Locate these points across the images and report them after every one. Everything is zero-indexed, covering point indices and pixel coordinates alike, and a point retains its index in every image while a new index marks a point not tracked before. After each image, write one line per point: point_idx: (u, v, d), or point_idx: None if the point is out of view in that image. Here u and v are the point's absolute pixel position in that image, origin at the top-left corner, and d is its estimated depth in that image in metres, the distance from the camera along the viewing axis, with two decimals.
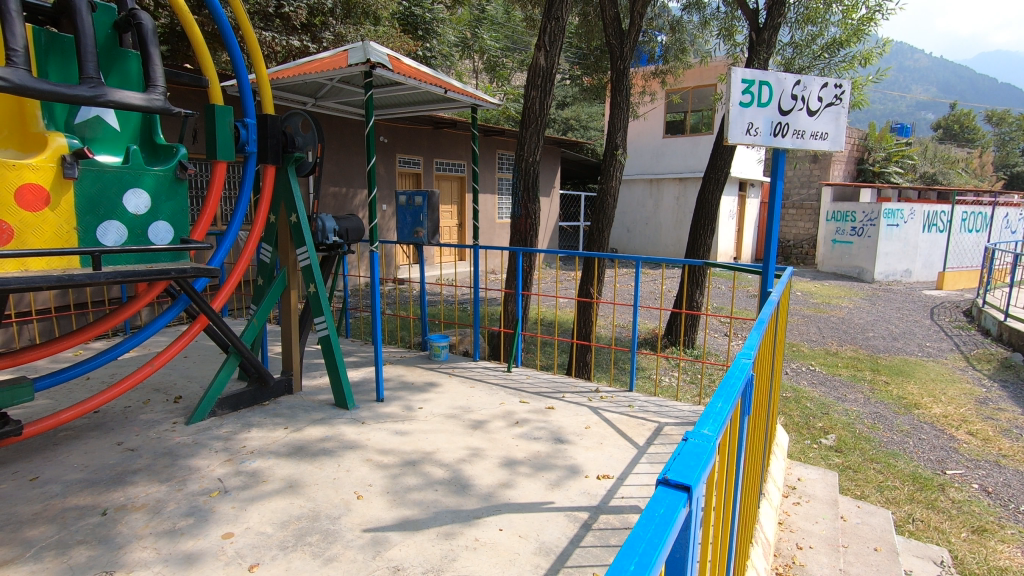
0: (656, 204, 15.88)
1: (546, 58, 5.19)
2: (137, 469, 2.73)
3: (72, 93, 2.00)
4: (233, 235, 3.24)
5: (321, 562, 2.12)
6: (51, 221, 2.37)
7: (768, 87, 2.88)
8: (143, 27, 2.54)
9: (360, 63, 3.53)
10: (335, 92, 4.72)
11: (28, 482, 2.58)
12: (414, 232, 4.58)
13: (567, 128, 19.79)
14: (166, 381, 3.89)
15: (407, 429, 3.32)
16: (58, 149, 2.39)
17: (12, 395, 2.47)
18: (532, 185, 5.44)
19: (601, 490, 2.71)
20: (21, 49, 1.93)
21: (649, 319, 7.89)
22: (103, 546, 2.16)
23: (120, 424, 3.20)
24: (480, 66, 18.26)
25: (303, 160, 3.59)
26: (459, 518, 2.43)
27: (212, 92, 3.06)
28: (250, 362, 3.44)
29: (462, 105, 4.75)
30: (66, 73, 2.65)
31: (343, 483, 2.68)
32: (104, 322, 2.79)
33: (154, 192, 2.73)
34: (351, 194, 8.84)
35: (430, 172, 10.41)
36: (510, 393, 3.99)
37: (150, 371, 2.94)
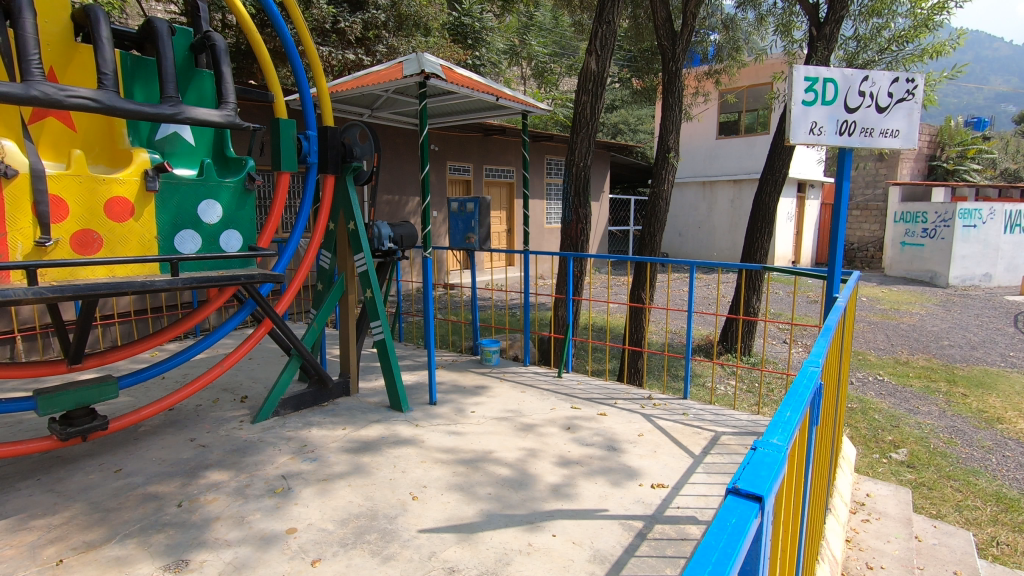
0: (709, 207, 15.48)
1: (597, 62, 5.17)
2: (209, 464, 2.88)
3: (154, 111, 2.20)
4: (295, 243, 3.38)
5: (380, 560, 2.17)
6: (136, 231, 2.55)
7: (833, 84, 2.77)
8: (217, 47, 2.72)
9: (414, 74, 3.63)
10: (390, 103, 4.87)
11: (113, 473, 2.78)
12: (466, 238, 4.64)
13: (616, 131, 19.66)
14: (234, 382, 4.10)
15: (461, 431, 3.36)
16: (141, 164, 2.57)
17: (99, 392, 2.67)
18: (583, 190, 5.41)
19: (656, 499, 2.66)
20: (111, 72, 2.17)
21: (704, 326, 7.68)
22: (180, 536, 2.29)
23: (193, 422, 3.39)
24: (529, 72, 18.38)
25: (361, 169, 3.71)
26: (513, 522, 2.44)
27: (277, 106, 3.22)
28: (311, 364, 3.58)
29: (513, 112, 4.80)
30: (148, 93, 2.84)
31: (399, 483, 2.74)
32: (179, 325, 2.97)
33: (227, 203, 2.89)
34: (403, 201, 9.06)
35: (480, 179, 10.53)
36: (561, 398, 3.97)
37: (220, 372, 3.10)
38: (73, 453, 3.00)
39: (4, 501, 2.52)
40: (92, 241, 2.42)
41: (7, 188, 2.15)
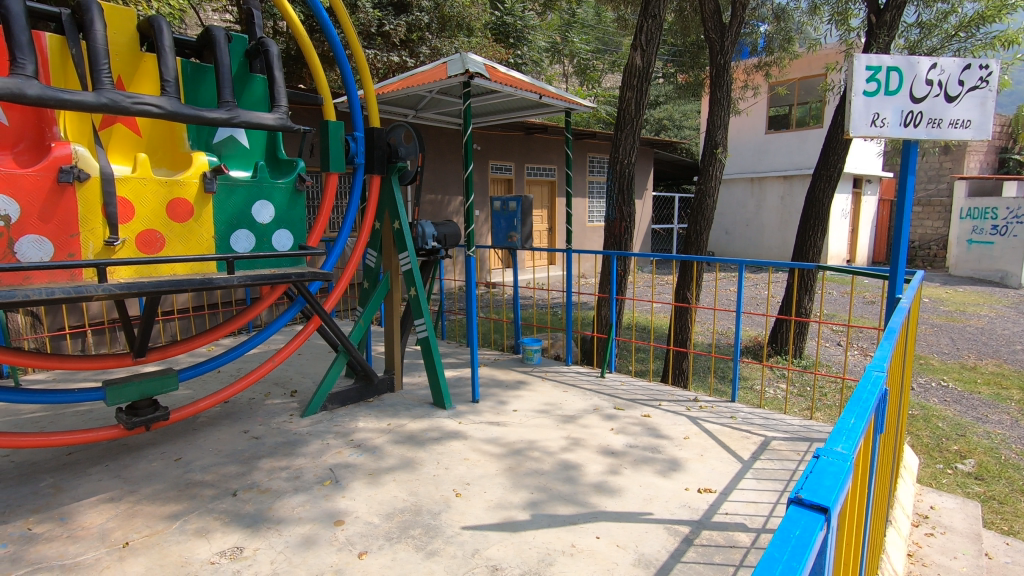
0: (758, 204, 15.00)
1: (642, 57, 5.08)
2: (261, 456, 2.99)
3: (212, 116, 2.31)
4: (343, 243, 3.46)
5: (424, 555, 2.20)
6: (195, 231, 2.66)
7: (898, 72, 2.63)
8: (270, 52, 2.82)
9: (459, 74, 3.66)
10: (434, 104, 4.92)
11: (174, 462, 2.92)
12: (508, 237, 4.64)
13: (660, 128, 19.33)
14: (284, 376, 4.24)
15: (503, 429, 3.36)
16: (200, 167, 2.68)
17: (161, 384, 2.81)
18: (627, 187, 5.32)
19: (702, 504, 2.59)
20: (173, 79, 2.30)
21: (753, 327, 7.44)
22: (235, 524, 2.38)
23: (247, 414, 3.52)
24: (571, 70, 18.25)
25: (406, 169, 3.76)
26: (556, 523, 2.43)
27: (326, 109, 3.30)
28: (357, 360, 3.66)
29: (556, 110, 4.77)
30: (206, 98, 2.96)
31: (442, 480, 2.76)
32: (233, 321, 3.09)
33: (279, 203, 2.98)
34: (446, 201, 9.15)
35: (522, 177, 10.54)
36: (604, 398, 3.92)
37: (271, 367, 3.21)
38: (138, 441, 3.17)
39: (76, 485, 2.68)
40: (155, 240, 2.54)
41: (79, 191, 2.28)
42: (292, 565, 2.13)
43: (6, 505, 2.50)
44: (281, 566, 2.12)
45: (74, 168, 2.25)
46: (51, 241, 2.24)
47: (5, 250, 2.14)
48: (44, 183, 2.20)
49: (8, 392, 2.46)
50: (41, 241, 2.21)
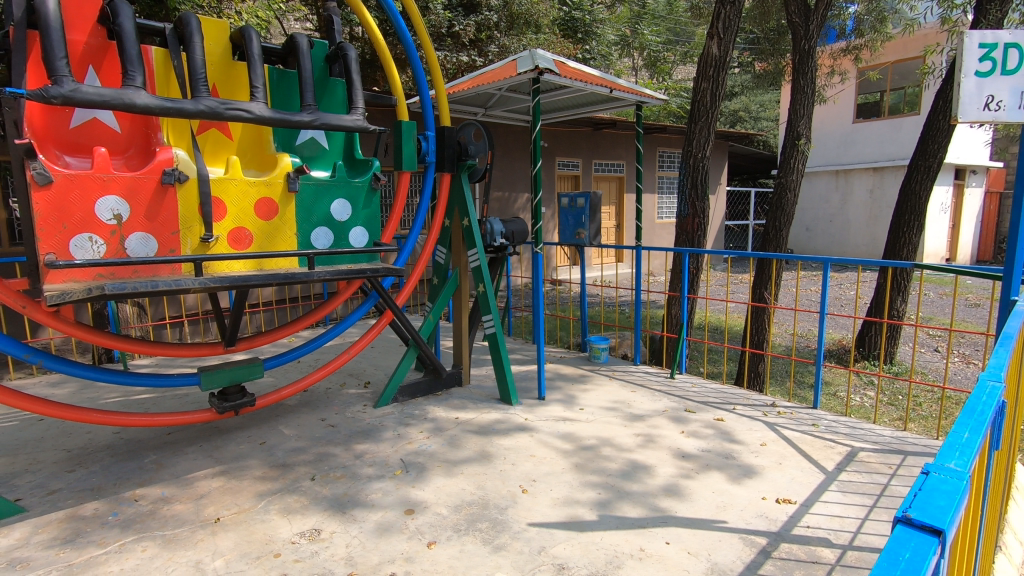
0: (843, 199, 14.06)
1: (719, 46, 4.88)
2: (338, 443, 3.12)
3: (295, 119, 2.48)
4: (414, 239, 3.55)
5: (491, 549, 2.22)
6: (279, 228, 2.81)
7: (1018, 49, 2.36)
8: (348, 57, 2.97)
9: (528, 71, 3.65)
10: (503, 101, 4.95)
11: (259, 445, 3.11)
12: (576, 234, 4.60)
13: (735, 120, 18.52)
14: (358, 368, 4.41)
15: (570, 427, 3.34)
16: (284, 168, 2.82)
17: (248, 371, 3.00)
18: (701, 182, 5.12)
19: (781, 515, 2.45)
20: (261, 85, 2.52)
21: (837, 330, 6.98)
22: (314, 507, 2.50)
23: (324, 403, 3.70)
24: (641, 63, 17.82)
25: (475, 166, 3.81)
26: (624, 525, 2.37)
27: (400, 109, 3.39)
28: (426, 354, 3.75)
29: (626, 104, 4.66)
30: (290, 102, 3.11)
31: (509, 475, 2.78)
32: (312, 314, 3.25)
33: (356, 202, 3.09)
34: (513, 198, 9.20)
35: (589, 174, 10.42)
36: (674, 400, 3.79)
37: (347, 358, 3.34)
38: (228, 425, 3.40)
39: (175, 462, 2.91)
40: (244, 237, 2.71)
41: (179, 191, 2.47)
42: (365, 551, 2.21)
43: (116, 477, 2.75)
44: (356, 550, 2.21)
45: (175, 170, 2.43)
46: (156, 238, 2.45)
47: (117, 246, 2.36)
48: (149, 184, 2.40)
49: (119, 375, 2.71)
50: (147, 238, 2.43)
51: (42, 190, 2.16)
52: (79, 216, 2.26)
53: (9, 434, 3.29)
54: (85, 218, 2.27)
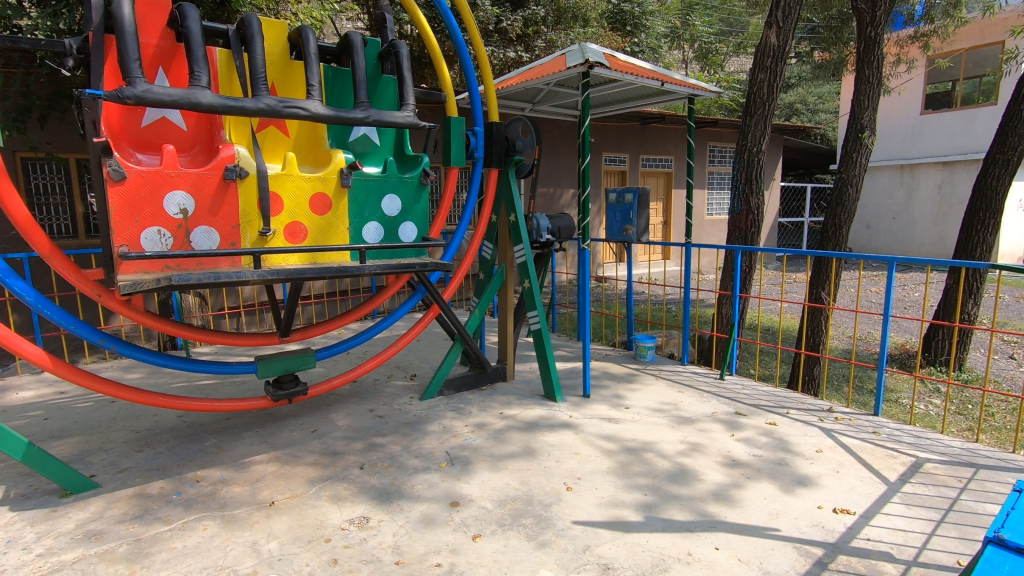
0: (909, 195, 13.34)
1: (778, 35, 4.69)
2: (386, 433, 3.19)
3: (350, 116, 2.55)
4: (461, 235, 3.58)
5: (535, 545, 2.22)
6: (332, 223, 2.89)
7: None
8: (400, 54, 3.01)
9: (578, 65, 3.60)
10: (551, 96, 4.92)
11: (311, 433, 3.21)
12: (624, 230, 4.53)
13: (791, 113, 17.81)
14: (405, 361, 4.49)
15: (615, 426, 3.30)
16: (338, 164, 2.88)
17: (301, 362, 3.10)
18: (756, 177, 4.94)
19: (838, 526, 2.34)
20: (317, 84, 2.59)
21: (901, 333, 6.63)
22: (362, 496, 2.57)
23: (372, 394, 3.79)
24: (691, 55, 17.34)
25: (523, 162, 3.80)
26: (671, 528, 2.33)
27: (449, 105, 3.42)
28: (472, 349, 3.78)
29: (678, 97, 4.55)
30: (343, 100, 3.18)
31: (554, 472, 2.77)
32: (362, 307, 3.32)
33: (405, 197, 3.13)
34: (559, 194, 9.15)
35: (637, 169, 10.24)
36: (723, 402, 3.69)
37: (395, 351, 3.41)
38: (282, 412, 3.53)
39: (233, 446, 3.04)
40: (299, 231, 2.80)
41: (239, 186, 2.57)
42: (412, 541, 2.25)
43: (180, 458, 2.90)
44: (403, 539, 2.25)
45: (236, 167, 2.53)
46: (218, 231, 2.56)
47: (183, 239, 2.48)
48: (213, 180, 2.50)
49: (183, 362, 2.85)
50: (211, 231, 2.54)
51: (116, 185, 2.29)
52: (149, 210, 2.38)
53: (85, 414, 3.52)
54: (154, 212, 2.39)
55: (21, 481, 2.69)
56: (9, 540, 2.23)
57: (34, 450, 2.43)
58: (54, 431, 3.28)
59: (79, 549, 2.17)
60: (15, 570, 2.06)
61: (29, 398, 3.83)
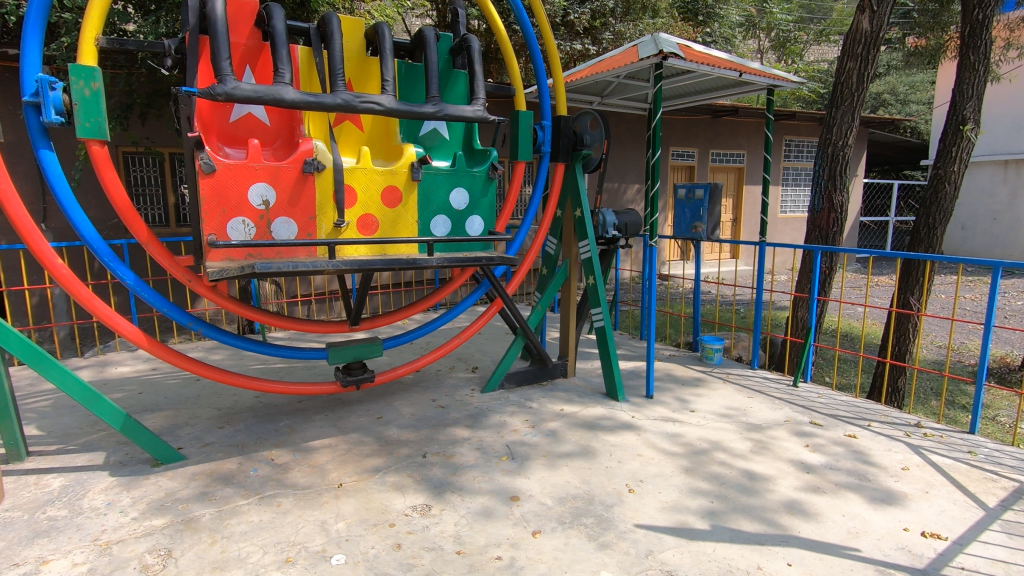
0: (1013, 194, 12.18)
1: (871, 20, 4.39)
2: (447, 424, 3.25)
3: (421, 111, 2.59)
4: (527, 229, 3.57)
5: (597, 546, 2.18)
6: (402, 216, 2.95)
7: None
8: (472, 48, 3.03)
9: (652, 56, 3.50)
10: (621, 89, 4.81)
11: (377, 419, 3.31)
12: (693, 227, 4.37)
13: (878, 104, 16.64)
14: (467, 353, 4.56)
15: (679, 429, 3.20)
16: (409, 157, 2.94)
17: (368, 350, 3.20)
18: (840, 172, 4.64)
19: (928, 551, 2.17)
20: (391, 79, 2.64)
21: (1000, 345, 6.07)
22: (425, 484, 2.62)
23: (435, 385, 3.86)
24: (767, 44, 16.50)
25: (591, 157, 3.72)
26: (739, 539, 2.23)
27: (518, 99, 3.40)
28: (533, 344, 3.78)
29: (756, 89, 4.34)
30: (415, 94, 3.23)
31: (616, 473, 2.72)
32: (428, 299, 3.38)
33: (473, 190, 3.15)
34: (623, 189, 8.97)
35: (706, 164, 9.88)
36: (797, 410, 3.51)
37: (458, 343, 3.45)
38: (350, 397, 3.66)
39: (304, 428, 3.19)
40: (371, 223, 2.87)
41: (317, 179, 2.67)
42: (472, 531, 2.27)
43: (256, 437, 3.07)
44: (464, 529, 2.28)
45: (314, 160, 2.62)
46: (296, 222, 2.67)
47: (265, 229, 2.61)
48: (293, 173, 2.61)
49: (261, 345, 3.00)
50: (290, 222, 2.65)
51: (207, 177, 2.43)
52: (235, 201, 2.52)
53: (174, 390, 3.80)
54: (240, 203, 2.53)
55: (119, 449, 2.93)
56: (109, 503, 2.43)
57: (131, 423, 2.65)
58: (147, 404, 3.55)
59: (167, 516, 2.34)
60: (114, 531, 2.24)
61: (126, 373, 4.17)
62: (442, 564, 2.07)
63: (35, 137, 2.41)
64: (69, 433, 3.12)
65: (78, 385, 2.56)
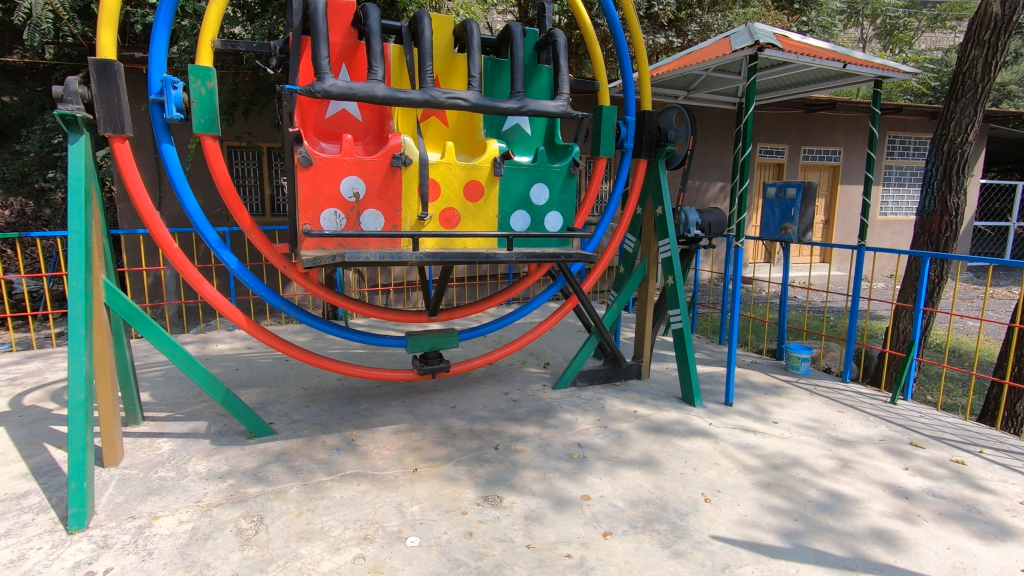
0: None
1: (1004, 4, 3.96)
2: (518, 418, 3.27)
3: (505, 106, 2.62)
4: (605, 226, 3.51)
5: (669, 554, 2.12)
6: (483, 210, 3.00)
7: None
8: (558, 42, 3.01)
9: (746, 47, 3.32)
10: (709, 82, 4.63)
11: (450, 409, 3.39)
12: (782, 228, 4.12)
13: (1002, 96, 14.97)
14: (539, 348, 4.57)
15: (761, 440, 3.05)
16: (492, 153, 2.97)
17: (445, 341, 3.27)
18: (958, 173, 4.21)
19: None
20: (478, 75, 2.68)
21: None
22: (495, 476, 2.65)
23: (506, 378, 3.90)
24: (872, 32, 15.23)
25: (675, 153, 3.59)
26: (825, 562, 2.09)
27: (602, 94, 3.35)
28: (608, 343, 3.73)
29: (862, 80, 4.02)
30: (500, 90, 3.26)
31: (690, 480, 2.63)
32: (504, 293, 3.40)
33: (553, 186, 3.13)
34: (705, 187, 8.63)
35: (797, 162, 9.31)
36: (894, 428, 3.23)
37: (532, 338, 3.46)
38: (424, 386, 3.77)
39: (382, 413, 3.32)
40: (453, 217, 2.94)
41: (404, 173, 2.75)
42: (541, 527, 2.28)
43: (339, 417, 3.24)
44: (533, 524, 2.28)
45: (402, 154, 2.70)
46: (384, 215, 2.78)
47: (354, 220, 2.73)
48: (382, 167, 2.71)
49: (346, 331, 3.15)
50: (378, 214, 2.77)
51: (305, 170, 2.58)
52: (329, 192, 2.65)
53: (266, 368, 4.07)
54: (333, 195, 2.66)
55: (218, 420, 3.18)
56: (209, 469, 2.65)
57: (230, 396, 2.88)
58: (243, 380, 3.83)
59: (259, 486, 2.52)
60: (213, 495, 2.44)
61: (225, 350, 4.52)
62: (512, 556, 2.09)
63: (159, 132, 2.64)
64: (176, 402, 3.42)
65: (187, 360, 2.80)
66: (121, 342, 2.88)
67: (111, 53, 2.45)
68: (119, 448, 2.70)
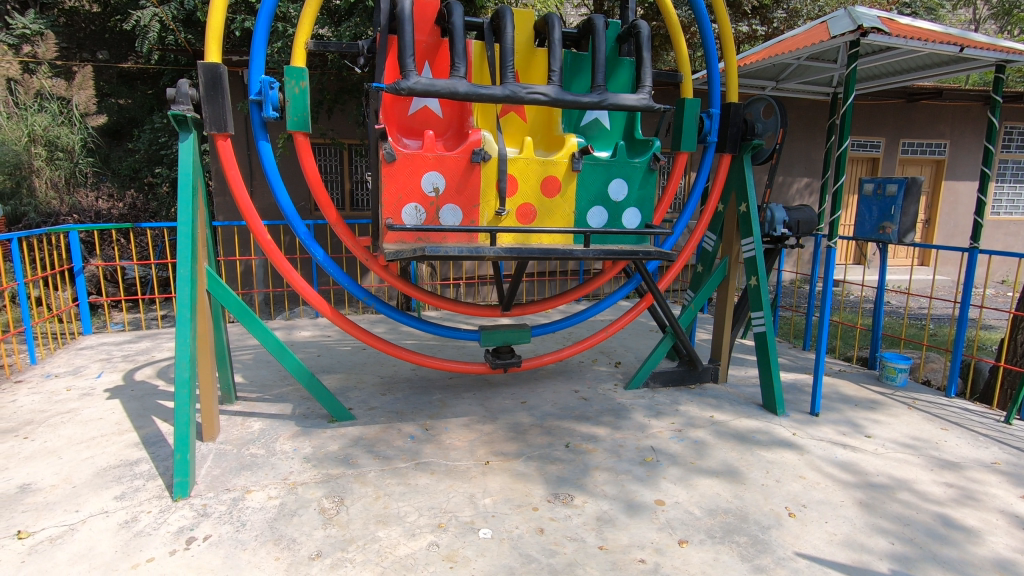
0: None
1: None
2: (589, 417, 3.24)
3: (585, 100, 2.58)
4: (685, 223, 3.39)
5: (751, 568, 2.03)
6: (560, 205, 2.97)
7: None
8: (641, 34, 2.92)
9: (847, 33, 3.07)
10: (801, 71, 4.36)
11: (520, 404, 3.41)
12: (880, 228, 3.82)
13: None
14: (610, 347, 4.50)
15: (852, 454, 2.85)
16: (570, 148, 2.93)
17: (517, 336, 3.28)
18: None
19: None
20: (558, 69, 2.65)
21: None
22: (567, 473, 2.64)
23: (577, 376, 3.87)
24: (986, 13, 13.77)
25: (762, 147, 3.41)
26: None
27: (685, 86, 3.23)
28: (683, 344, 3.60)
29: (981, 65, 3.62)
30: (580, 84, 3.21)
31: (773, 492, 2.50)
32: (578, 290, 3.36)
33: (632, 181, 3.06)
34: (789, 183, 8.16)
35: (894, 156, 8.61)
36: (1009, 451, 2.93)
37: (604, 336, 3.40)
38: (495, 379, 3.81)
39: (454, 404, 3.39)
40: (529, 212, 2.94)
41: (483, 168, 2.78)
42: (615, 529, 2.24)
43: (413, 407, 3.33)
44: (605, 526, 2.25)
45: (482, 150, 2.74)
46: (462, 210, 2.82)
47: (434, 215, 2.79)
48: (462, 162, 2.74)
49: (422, 323, 3.23)
50: (456, 209, 2.81)
51: (389, 166, 2.66)
52: (410, 188, 2.72)
53: (345, 356, 4.26)
54: (414, 190, 2.73)
55: (303, 403, 3.36)
56: (295, 449, 2.81)
57: (314, 381, 3.03)
58: (324, 366, 4.02)
59: (341, 468, 2.64)
60: (299, 474, 2.58)
61: (308, 337, 4.76)
62: (584, 557, 2.07)
63: (257, 130, 2.80)
64: (265, 384, 3.65)
65: (277, 345, 2.97)
66: (219, 325, 3.10)
67: (217, 57, 2.62)
68: (216, 424, 2.91)
